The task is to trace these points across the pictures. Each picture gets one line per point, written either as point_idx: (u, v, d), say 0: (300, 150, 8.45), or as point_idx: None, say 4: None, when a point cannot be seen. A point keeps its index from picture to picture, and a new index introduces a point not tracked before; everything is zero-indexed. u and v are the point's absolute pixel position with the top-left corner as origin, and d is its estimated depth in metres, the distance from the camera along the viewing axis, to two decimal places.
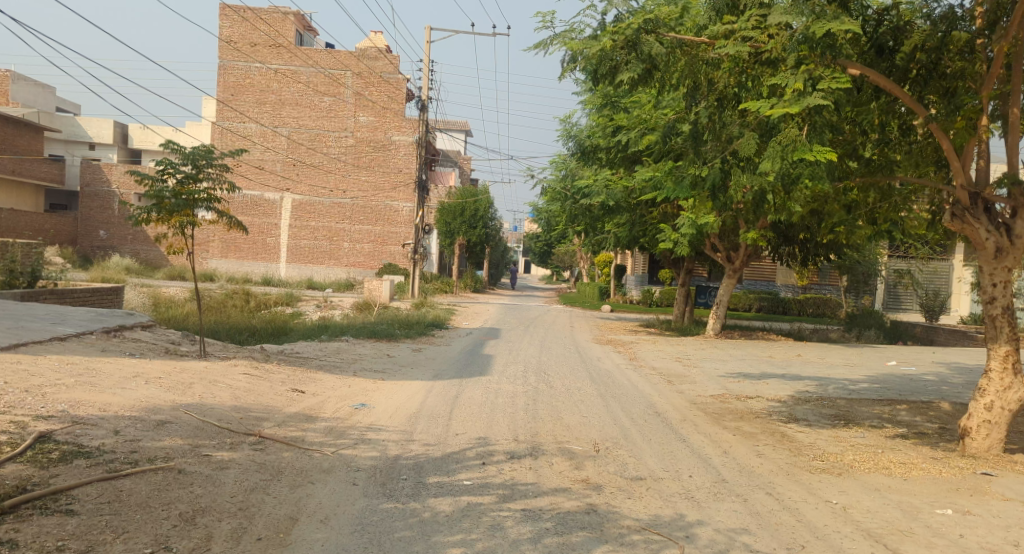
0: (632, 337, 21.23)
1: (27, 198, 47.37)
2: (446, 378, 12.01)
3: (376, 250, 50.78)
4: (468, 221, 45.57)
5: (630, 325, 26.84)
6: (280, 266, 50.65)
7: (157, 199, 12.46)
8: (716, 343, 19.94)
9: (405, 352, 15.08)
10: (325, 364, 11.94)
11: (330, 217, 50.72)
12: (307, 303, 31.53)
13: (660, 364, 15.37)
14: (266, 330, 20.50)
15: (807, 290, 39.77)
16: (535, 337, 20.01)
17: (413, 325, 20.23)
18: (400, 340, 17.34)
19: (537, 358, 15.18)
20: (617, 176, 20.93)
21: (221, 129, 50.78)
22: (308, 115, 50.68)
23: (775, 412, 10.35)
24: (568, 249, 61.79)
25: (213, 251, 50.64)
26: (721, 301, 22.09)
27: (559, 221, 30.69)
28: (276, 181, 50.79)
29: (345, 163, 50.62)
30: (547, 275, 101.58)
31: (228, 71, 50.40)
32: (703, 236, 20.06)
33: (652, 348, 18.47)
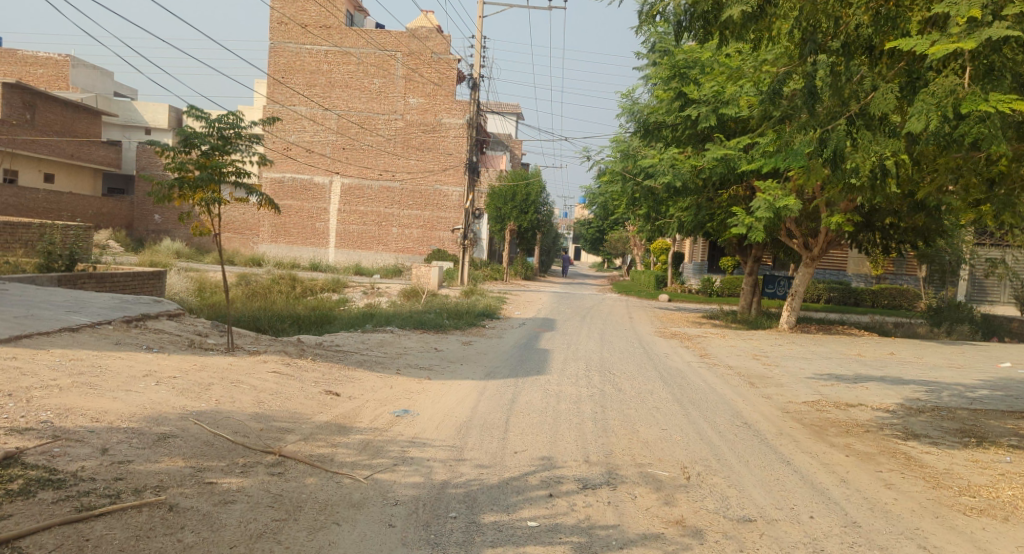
0: (699, 330, 19.68)
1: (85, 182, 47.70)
2: (500, 377, 10.76)
3: (425, 235, 49.91)
4: (519, 205, 44.25)
5: (692, 317, 25.18)
6: (329, 251, 50.16)
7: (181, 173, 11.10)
8: (793, 338, 18.23)
9: (453, 345, 13.90)
10: (368, 360, 10.79)
11: (379, 201, 50.03)
12: (354, 289, 30.72)
13: (736, 362, 13.83)
14: (311, 318, 19.56)
15: (881, 281, 37.80)
16: (594, 329, 18.63)
17: (461, 314, 19.02)
18: (449, 331, 16.16)
19: (599, 354, 13.79)
20: (684, 155, 19.38)
21: (272, 113, 50.46)
22: (358, 98, 49.92)
23: (888, 425, 8.77)
24: (620, 235, 60.10)
25: (263, 235, 50.47)
26: (796, 292, 20.42)
27: (616, 205, 29.28)
28: (326, 165, 50.25)
29: (394, 146, 49.80)
30: (598, 263, 99.86)
31: (279, 53, 49.94)
32: (780, 221, 18.37)
33: (723, 343, 16.87)
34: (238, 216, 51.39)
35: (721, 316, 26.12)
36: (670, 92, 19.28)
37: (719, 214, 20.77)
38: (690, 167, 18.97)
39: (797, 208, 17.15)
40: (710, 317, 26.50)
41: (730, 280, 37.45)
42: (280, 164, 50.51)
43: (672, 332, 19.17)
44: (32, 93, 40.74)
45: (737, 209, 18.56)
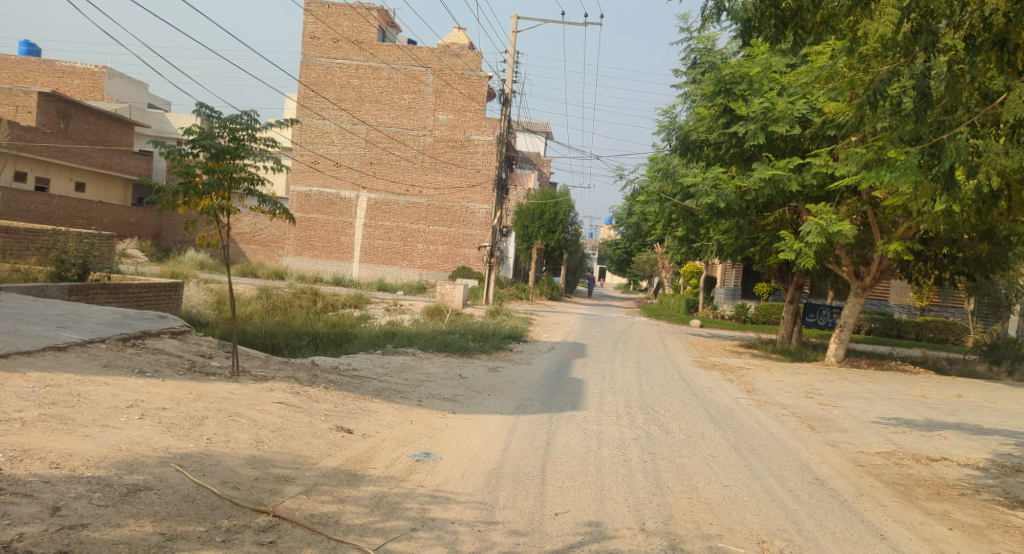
0: (740, 361, 18.49)
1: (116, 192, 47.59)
2: (531, 412, 9.68)
3: (450, 253, 49.11)
4: (547, 224, 43.28)
5: (729, 345, 23.95)
6: (353, 266, 49.55)
7: (185, 176, 8.88)
8: (845, 374, 16.94)
9: (479, 370, 12.89)
10: (388, 387, 9.79)
11: (405, 217, 49.39)
12: (376, 306, 29.88)
13: (790, 401, 12.61)
14: (331, 337, 18.68)
15: (926, 313, 36.31)
16: (628, 357, 17.47)
17: (488, 336, 18.03)
18: (474, 356, 15.12)
19: (638, 387, 12.67)
20: (728, 175, 18.29)
21: (301, 126, 50.21)
22: (387, 112, 49.48)
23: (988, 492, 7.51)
24: (648, 258, 58.87)
25: (287, 248, 49.99)
26: (845, 324, 19.28)
27: (651, 226, 28.30)
28: (353, 179, 49.76)
29: (422, 162, 49.20)
30: (624, 285, 98.57)
31: (310, 67, 49.73)
32: (832, 248, 17.16)
33: (768, 377, 15.70)
34: (263, 228, 51.01)
35: (761, 345, 24.85)
36: (713, 109, 18.30)
37: (762, 237, 19.74)
38: (734, 188, 17.89)
39: (853, 234, 16.12)
40: (748, 346, 25.23)
41: (765, 307, 36.17)
42: (307, 177, 50.13)
43: (711, 362, 18.04)
44: (67, 101, 41.12)
45: (785, 233, 17.52)
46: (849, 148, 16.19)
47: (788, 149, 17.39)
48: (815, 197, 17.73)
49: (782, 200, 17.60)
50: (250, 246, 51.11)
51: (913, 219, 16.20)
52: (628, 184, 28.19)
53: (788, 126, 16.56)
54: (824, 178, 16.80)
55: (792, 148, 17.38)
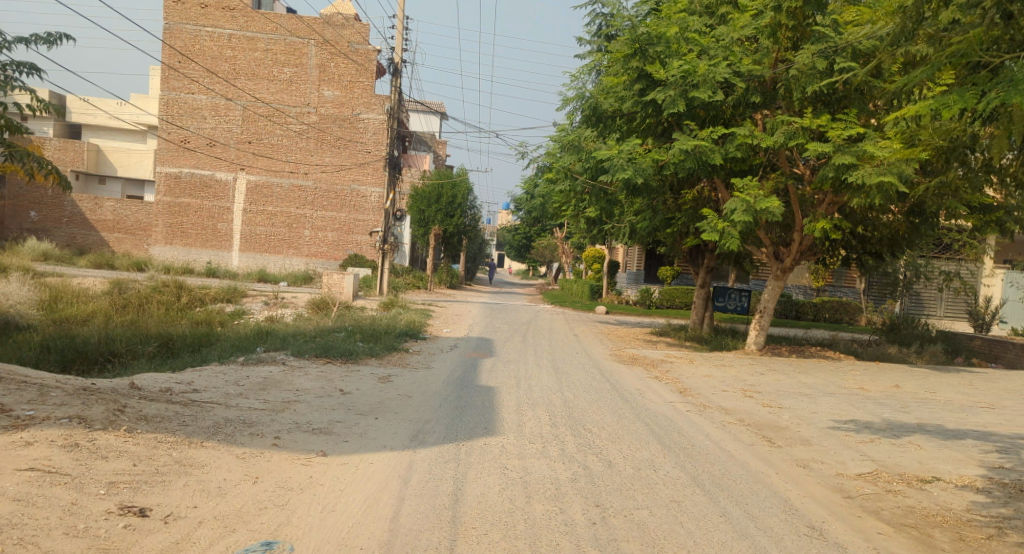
0: (659, 353, 16.87)
1: None
2: (433, 443, 7.38)
3: (341, 240, 45.83)
4: (445, 209, 40.85)
5: (642, 335, 22.51)
6: (232, 255, 45.46)
7: None
8: (772, 365, 15.58)
9: (365, 383, 10.39)
10: (234, 419, 7.22)
11: (288, 201, 45.69)
12: (253, 299, 26.66)
13: (731, 403, 10.88)
14: (191, 338, 15.72)
15: (822, 294, 36.31)
16: (539, 354, 15.44)
17: (379, 335, 15.56)
18: (362, 360, 12.66)
19: (561, 394, 10.60)
20: (644, 148, 16.51)
21: (167, 100, 45.35)
22: (265, 86, 45.47)
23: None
24: (549, 244, 57.35)
25: (155, 236, 45.25)
26: (766, 309, 17.98)
27: (556, 207, 26.57)
28: (229, 160, 45.54)
29: (306, 142, 45.59)
30: (524, 272, 97.52)
31: (175, 35, 45.02)
32: (756, 228, 15.71)
33: (695, 373, 14.09)
34: (127, 215, 45.93)
35: (674, 332, 23.55)
36: (628, 72, 16.33)
37: (678, 217, 18.25)
38: (651, 162, 16.11)
39: (780, 212, 14.73)
40: (660, 334, 23.86)
41: (670, 291, 35.41)
42: (177, 157, 45.48)
43: (631, 357, 16.32)
44: None
45: (706, 211, 15.99)
46: (776, 118, 14.70)
47: (710, 119, 15.73)
48: (736, 172, 16.23)
49: (703, 175, 16.00)
50: (114, 234, 45.92)
51: (841, 195, 14.95)
52: (533, 163, 26.25)
53: (711, 92, 14.80)
54: (749, 151, 15.30)
55: (713, 118, 15.71)
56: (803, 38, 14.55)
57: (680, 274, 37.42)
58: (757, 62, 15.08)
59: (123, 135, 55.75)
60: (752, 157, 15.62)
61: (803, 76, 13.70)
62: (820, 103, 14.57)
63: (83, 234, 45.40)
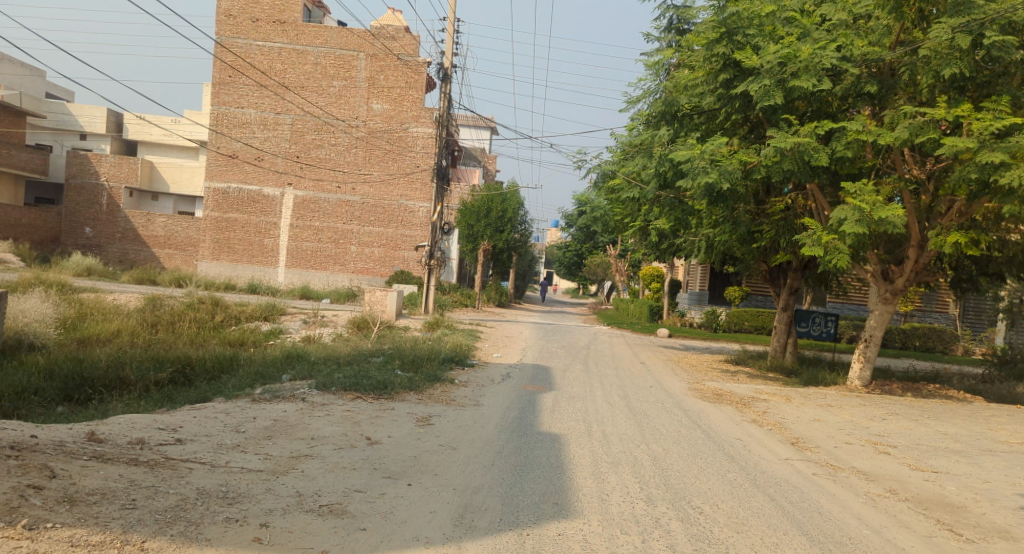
0: (748, 389, 14.40)
1: (5, 187, 43.24)
2: (488, 530, 5.24)
3: (388, 256, 44.36)
4: (494, 224, 38.90)
5: (717, 364, 20.06)
6: (278, 272, 44.35)
7: None
8: (889, 407, 13.04)
9: (399, 427, 8.29)
10: (211, 492, 5.16)
11: (336, 217, 44.43)
12: (292, 318, 24.99)
13: (867, 464, 8.50)
14: (212, 363, 13.83)
15: (910, 319, 33.39)
16: (608, 387, 13.22)
17: (420, 362, 13.47)
18: (402, 395, 10.64)
19: (648, 445, 8.38)
20: (731, 148, 14.27)
21: (216, 114, 44.61)
22: (315, 99, 44.37)
23: None
24: (600, 262, 54.85)
25: (202, 252, 44.40)
26: (871, 337, 15.47)
27: (617, 220, 24.38)
28: (277, 174, 44.55)
29: (355, 157, 44.41)
30: (574, 291, 95.06)
31: (225, 48, 44.35)
32: (869, 242, 13.28)
33: (801, 416, 11.64)
34: (177, 230, 45.27)
35: (752, 362, 20.98)
36: (712, 61, 14.17)
37: (765, 230, 15.94)
38: (739, 165, 13.85)
39: (902, 222, 12.30)
40: (736, 364, 21.31)
41: (737, 313, 32.71)
42: (225, 172, 44.65)
43: (715, 393, 13.90)
44: None
45: (807, 222, 13.63)
46: (899, 110, 12.30)
47: (811, 114, 13.42)
48: (842, 176, 13.90)
49: (802, 179, 13.66)
50: (164, 250, 45.31)
51: (976, 201, 12.49)
52: (592, 173, 24.21)
53: (816, 79, 12.49)
54: (861, 150, 12.94)
55: (817, 112, 13.39)
56: (932, 14, 12.19)
57: (748, 295, 34.65)
58: (874, 45, 12.76)
59: (176, 152, 55.44)
60: (863, 158, 13.25)
61: (936, 57, 11.38)
62: (955, 90, 12.15)
63: (135, 249, 45.00)
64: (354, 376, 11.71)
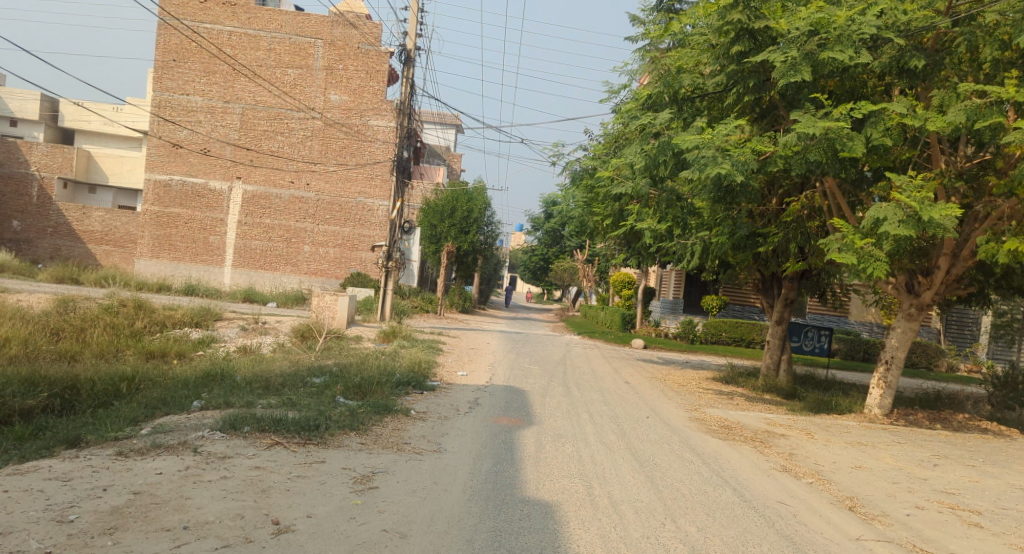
0: (759, 419, 12.19)
1: None
2: None
3: (343, 257, 41.59)
4: (459, 224, 36.42)
5: (708, 385, 17.91)
6: (224, 272, 41.14)
7: None
8: (930, 444, 10.95)
9: (326, 498, 5.82)
10: None
11: (288, 214, 41.45)
12: (229, 324, 22.16)
13: (965, 546, 6.28)
14: (107, 381, 11.10)
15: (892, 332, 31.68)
16: (598, 418, 10.91)
17: (367, 387, 10.94)
18: (339, 433, 8.11)
19: (678, 521, 6.05)
20: (743, 135, 12.14)
21: (159, 100, 41.22)
22: (267, 88, 41.40)
23: None
24: (568, 267, 52.73)
25: (141, 249, 41.03)
26: (894, 358, 13.46)
27: (595, 220, 22.12)
28: (224, 166, 41.39)
29: (310, 150, 41.59)
30: (540, 297, 93.02)
31: (170, 30, 41.11)
32: (909, 248, 11.24)
33: (838, 461, 9.45)
34: (116, 225, 41.73)
35: (744, 382, 18.89)
36: (724, 31, 12.04)
37: (774, 233, 13.89)
38: (753, 154, 11.74)
39: (952, 225, 10.30)
40: (726, 383, 19.17)
41: (715, 324, 30.79)
42: (168, 163, 41.30)
43: (723, 426, 11.63)
44: None
45: (836, 223, 11.56)
46: (956, 89, 10.30)
47: (840, 95, 11.37)
48: (873, 170, 11.88)
49: (829, 172, 11.59)
50: (101, 246, 41.72)
51: None
52: (569, 167, 21.98)
53: (853, 50, 10.43)
54: (901, 139, 10.91)
55: (849, 93, 11.34)
56: None
57: (726, 305, 32.78)
58: (923, 11, 10.73)
59: (118, 142, 52.03)
60: (901, 149, 11.24)
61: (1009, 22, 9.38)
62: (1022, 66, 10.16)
63: (68, 244, 41.33)
64: (279, 407, 9.14)
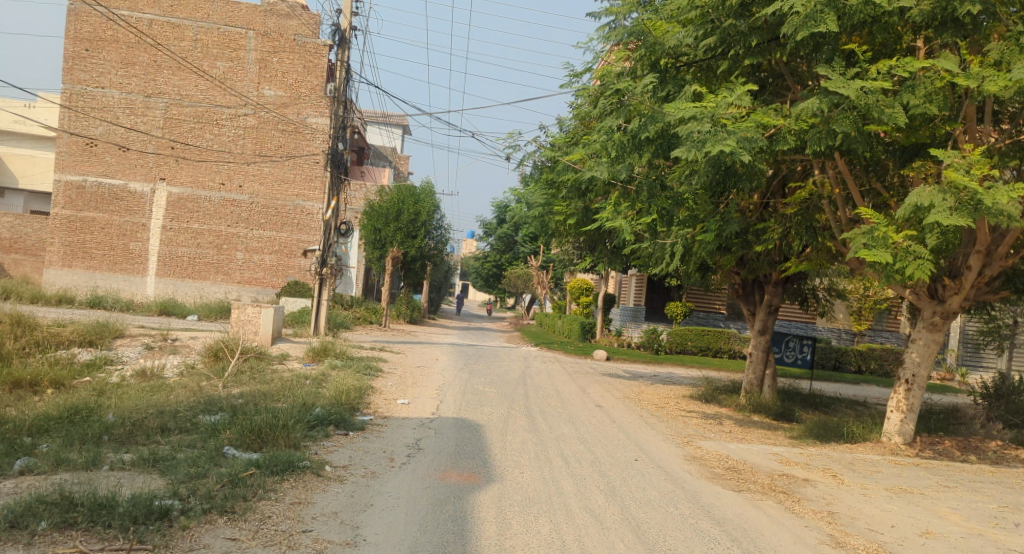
0: (769, 459, 9.87)
1: None
2: None
3: (280, 264, 38.40)
4: (406, 228, 33.68)
5: (688, 407, 15.59)
6: (146, 282, 37.52)
7: None
8: (988, 489, 8.74)
9: None
10: None
11: (218, 218, 38.02)
12: (131, 342, 19.08)
13: None
14: None
15: (862, 338, 29.95)
16: (574, 465, 8.45)
17: (266, 429, 8.20)
18: (205, 520, 5.41)
19: None
20: (745, 105, 9.92)
21: (69, 93, 37.35)
22: (192, 82, 37.99)
23: None
24: (522, 273, 50.34)
25: (52, 257, 37.04)
26: (917, 376, 11.27)
27: (554, 220, 19.75)
28: (145, 167, 37.73)
29: (243, 150, 38.33)
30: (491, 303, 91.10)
31: (82, 17, 37.33)
32: (953, 242, 9.10)
33: (895, 525, 7.13)
34: (27, 231, 38.19)
35: (727, 401, 16.72)
36: None
37: (774, 228, 11.71)
38: (758, 126, 9.54)
39: (1015, 211, 8.18)
40: (705, 404, 16.93)
41: (680, 332, 28.71)
42: (81, 163, 37.37)
43: (731, 470, 9.25)
44: None
45: (864, 213, 9.34)
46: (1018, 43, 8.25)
47: (865, 54, 9.22)
48: (904, 148, 9.74)
49: (853, 150, 9.40)
50: (10, 255, 38.10)
51: None
52: (527, 159, 19.61)
53: None
54: (945, 106, 8.81)
55: (878, 51, 9.24)
56: None
57: (691, 312, 30.74)
58: None
59: (32, 142, 47.95)
60: (940, 122, 9.16)
61: None
62: None
63: None
64: (120, 478, 6.35)
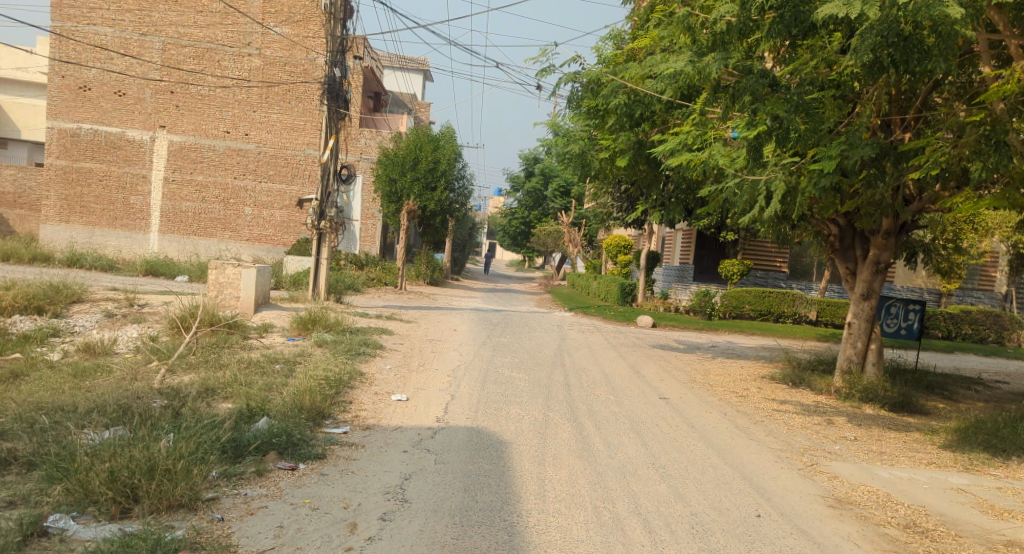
0: (963, 504, 6.26)
1: None
2: None
3: (291, 220, 35.10)
4: (424, 179, 30.10)
5: (783, 396, 11.93)
6: (149, 239, 34.45)
7: None
8: None
9: None
10: None
11: (222, 170, 34.67)
12: (90, 310, 15.76)
13: None
14: None
15: (949, 300, 25.89)
16: (667, 535, 5.00)
17: (136, 478, 4.79)
18: None
19: None
20: None
21: (59, 33, 33.92)
22: (191, 19, 34.42)
23: None
24: (553, 230, 46.60)
25: (46, 212, 33.98)
26: None
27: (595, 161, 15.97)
28: (143, 113, 34.32)
29: (248, 94, 34.85)
30: (518, 264, 87.47)
31: None
32: None
33: None
34: (29, 185, 35.35)
35: (824, 385, 13.00)
36: None
37: (935, 148, 7.98)
38: None
39: None
40: (794, 388, 13.25)
41: (738, 294, 24.85)
42: (74, 109, 33.92)
43: (913, 533, 5.61)
44: None
45: None
46: None
47: None
48: None
49: None
50: (10, 211, 35.30)
51: None
52: (565, 83, 15.83)
53: None
54: None
55: None
56: None
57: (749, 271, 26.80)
58: None
59: (37, 91, 44.84)
60: None
61: None
62: None
63: None
64: None
